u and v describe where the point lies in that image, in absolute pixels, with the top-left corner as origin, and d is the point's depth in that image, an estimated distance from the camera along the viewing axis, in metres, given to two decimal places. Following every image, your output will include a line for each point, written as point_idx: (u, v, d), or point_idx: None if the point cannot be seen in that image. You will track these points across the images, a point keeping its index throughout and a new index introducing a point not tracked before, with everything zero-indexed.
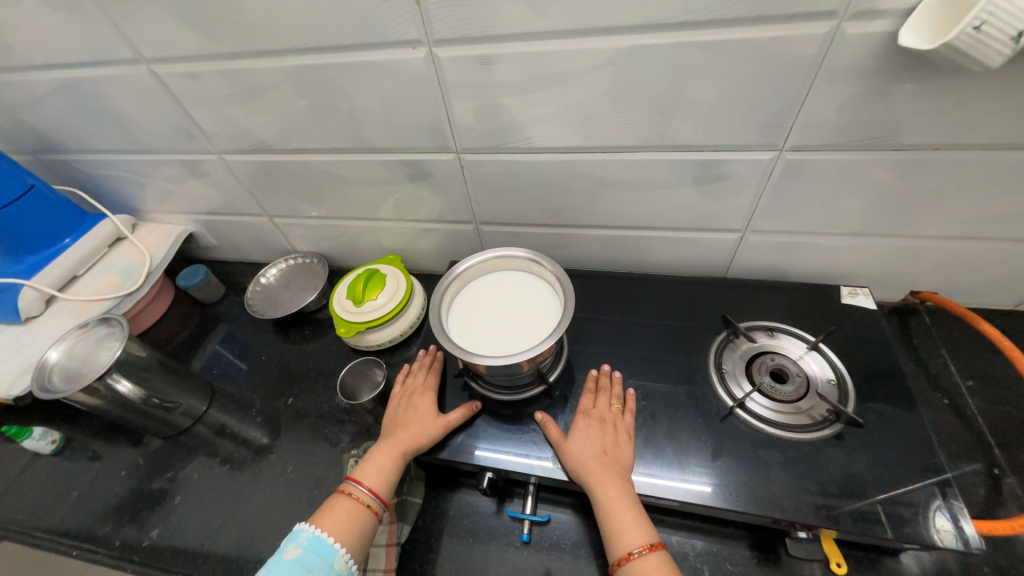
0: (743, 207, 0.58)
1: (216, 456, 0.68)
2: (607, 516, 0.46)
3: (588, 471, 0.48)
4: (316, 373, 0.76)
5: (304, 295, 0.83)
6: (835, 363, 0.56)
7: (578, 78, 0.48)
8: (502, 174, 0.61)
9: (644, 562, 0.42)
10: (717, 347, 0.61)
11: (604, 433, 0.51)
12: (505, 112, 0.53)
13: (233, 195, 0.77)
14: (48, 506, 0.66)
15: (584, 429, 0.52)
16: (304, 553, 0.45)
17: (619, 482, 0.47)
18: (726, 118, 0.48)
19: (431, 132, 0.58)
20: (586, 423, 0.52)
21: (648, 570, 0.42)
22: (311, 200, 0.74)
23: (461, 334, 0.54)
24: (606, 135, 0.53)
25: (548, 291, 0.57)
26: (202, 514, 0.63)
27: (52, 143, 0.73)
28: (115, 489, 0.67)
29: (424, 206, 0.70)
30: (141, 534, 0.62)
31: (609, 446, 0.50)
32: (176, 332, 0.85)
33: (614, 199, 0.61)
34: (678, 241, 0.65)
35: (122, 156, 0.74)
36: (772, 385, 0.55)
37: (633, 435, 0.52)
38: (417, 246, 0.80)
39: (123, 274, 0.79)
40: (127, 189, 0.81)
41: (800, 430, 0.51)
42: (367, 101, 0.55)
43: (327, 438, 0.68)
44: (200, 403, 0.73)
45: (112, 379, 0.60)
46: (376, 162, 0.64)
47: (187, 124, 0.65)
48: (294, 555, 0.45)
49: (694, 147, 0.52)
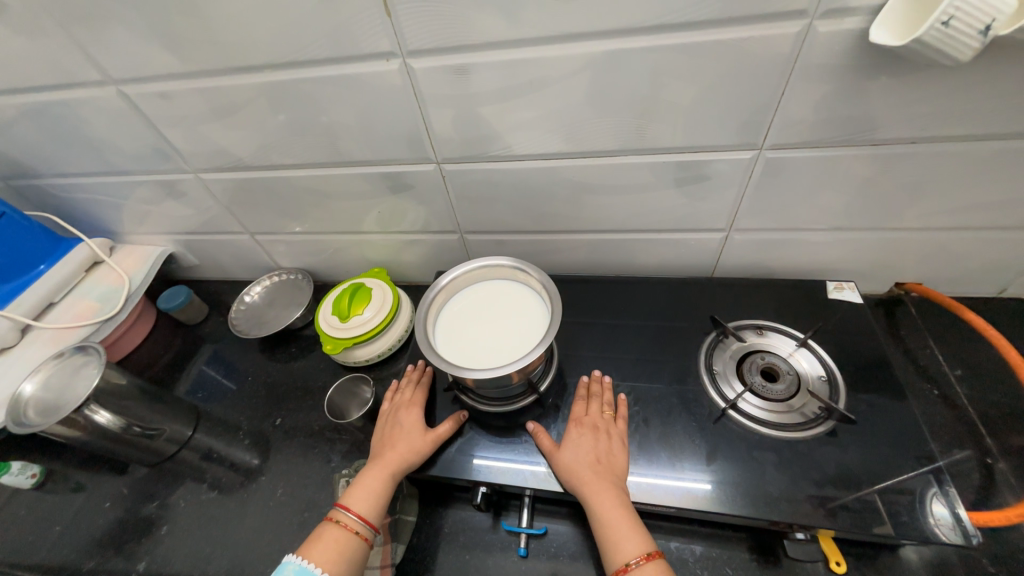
0: (726, 206, 0.58)
1: (203, 482, 0.67)
2: (603, 527, 0.45)
3: (583, 481, 0.47)
4: (304, 391, 0.75)
5: (289, 312, 0.81)
6: (825, 358, 0.56)
7: (556, 84, 0.47)
8: (484, 183, 0.61)
9: (642, 572, 0.42)
10: (707, 347, 0.60)
11: (597, 441, 0.50)
12: (484, 121, 0.53)
13: (212, 213, 0.76)
14: (29, 542, 0.64)
15: (577, 437, 0.51)
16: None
17: (614, 491, 0.46)
18: (705, 117, 0.48)
19: (410, 143, 0.57)
20: (578, 431, 0.51)
21: None
22: (292, 216, 0.73)
23: (449, 347, 0.53)
24: (587, 140, 0.52)
25: (535, 299, 0.57)
26: (190, 543, 0.61)
27: (23, 169, 0.72)
28: (99, 522, 0.64)
29: (407, 217, 0.69)
30: (127, 567, 0.60)
31: (602, 454, 0.49)
32: (159, 356, 0.83)
33: (598, 203, 0.60)
34: (663, 242, 0.65)
35: (96, 179, 0.72)
36: (763, 384, 0.54)
37: (626, 442, 0.52)
38: (403, 258, 0.79)
39: (101, 299, 0.78)
40: (102, 211, 0.79)
41: (792, 428, 0.51)
42: (343, 114, 0.54)
43: (317, 458, 0.66)
44: (185, 428, 0.71)
45: (90, 410, 0.59)
46: (356, 175, 0.63)
47: (161, 144, 0.64)
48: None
49: (674, 149, 0.52)
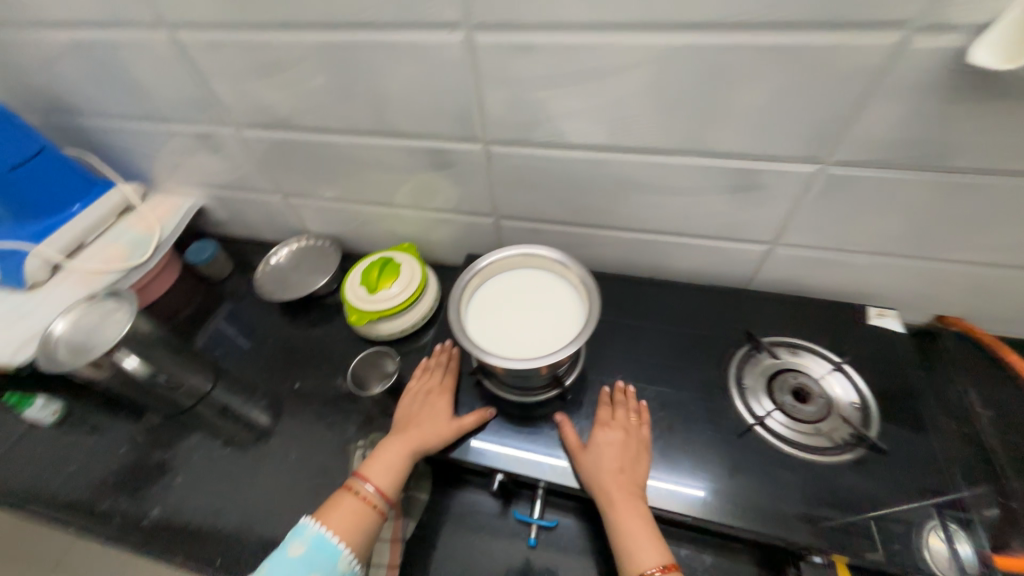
0: (777, 218, 0.56)
1: (219, 437, 0.67)
2: (624, 538, 0.45)
3: (607, 490, 0.47)
4: (322, 359, 0.74)
5: (313, 278, 0.81)
6: (861, 386, 0.54)
7: (620, 75, 0.46)
8: (529, 169, 0.59)
9: None
10: (737, 360, 0.58)
11: (624, 450, 0.50)
12: (539, 105, 0.51)
13: (247, 170, 0.75)
14: (48, 476, 0.65)
15: (605, 444, 0.50)
16: (308, 551, 0.44)
17: (636, 503, 0.47)
18: (772, 126, 0.46)
19: (459, 120, 0.55)
20: (607, 438, 0.51)
21: None
22: (327, 182, 0.72)
23: (479, 331, 0.53)
24: (643, 135, 0.51)
25: (570, 293, 0.56)
26: (204, 495, 0.62)
27: (65, 106, 0.71)
28: (115, 464, 0.66)
29: (444, 195, 0.68)
30: (141, 512, 0.61)
31: (627, 464, 0.49)
32: (181, 308, 0.84)
33: (644, 202, 0.59)
34: (704, 250, 0.63)
35: (135, 124, 0.71)
36: (794, 404, 0.53)
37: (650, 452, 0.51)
38: (434, 236, 0.78)
39: (130, 245, 0.77)
40: (137, 157, 0.79)
41: (819, 453, 0.50)
42: (395, 84, 0.53)
43: (332, 427, 0.66)
44: (204, 382, 0.71)
45: (120, 356, 0.60)
46: (399, 147, 0.62)
47: (206, 96, 0.63)
48: (299, 553, 0.44)
49: (734, 155, 0.50)
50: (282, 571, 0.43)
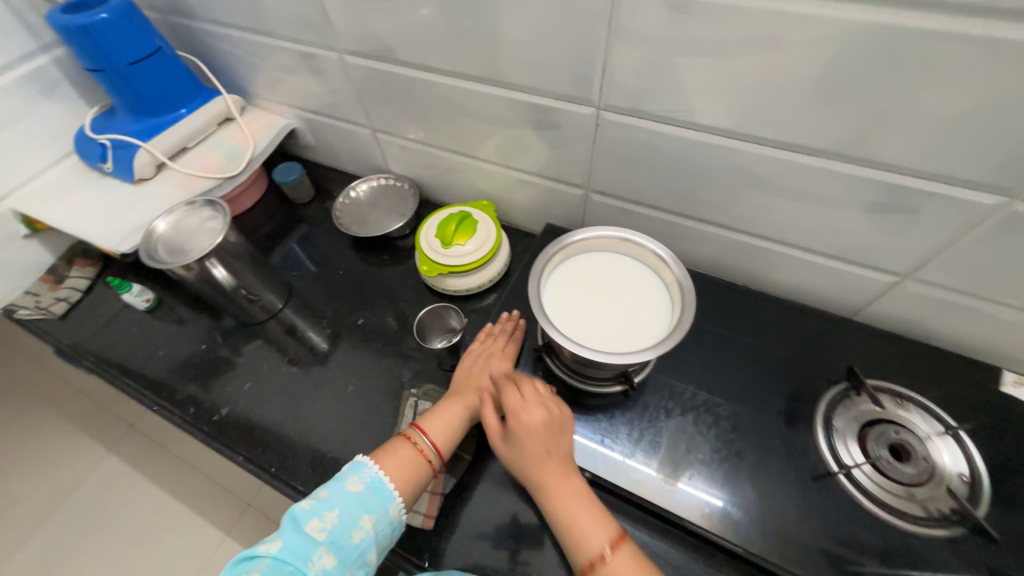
0: (924, 249, 0.48)
1: (285, 355, 0.71)
2: (566, 528, 0.44)
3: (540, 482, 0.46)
4: (387, 300, 0.75)
5: (389, 219, 0.81)
6: (974, 456, 0.47)
7: (787, 52, 0.39)
8: (641, 145, 0.54)
9: (613, 563, 0.42)
10: (829, 399, 0.53)
11: (546, 433, 0.47)
12: (674, 74, 0.45)
13: (343, 99, 0.74)
14: (138, 358, 0.72)
15: (524, 432, 0.47)
16: (366, 491, 0.46)
17: (571, 487, 0.46)
18: (963, 142, 0.38)
19: (578, 79, 0.50)
20: (514, 423, 0.48)
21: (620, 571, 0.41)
22: (420, 123, 0.70)
23: (556, 310, 0.50)
24: (790, 127, 0.44)
25: (659, 292, 0.52)
26: (267, 405, 0.66)
27: (184, 7, 0.72)
28: (194, 359, 0.71)
29: (538, 157, 0.64)
30: (213, 407, 0.66)
31: (553, 446, 0.47)
32: (263, 225, 0.87)
33: (764, 203, 0.52)
34: (816, 267, 0.56)
35: (245, 34, 0.71)
36: (890, 461, 0.47)
37: (568, 427, 0.49)
38: (515, 198, 0.74)
39: (226, 156, 0.80)
40: (241, 68, 0.79)
41: (907, 518, 0.45)
42: (517, 28, 0.48)
43: (389, 368, 0.68)
44: (278, 300, 0.74)
45: (211, 264, 0.63)
46: (503, 99, 0.58)
47: (318, 14, 0.61)
48: (357, 490, 0.46)
49: (897, 168, 0.42)
50: (340, 503, 0.45)
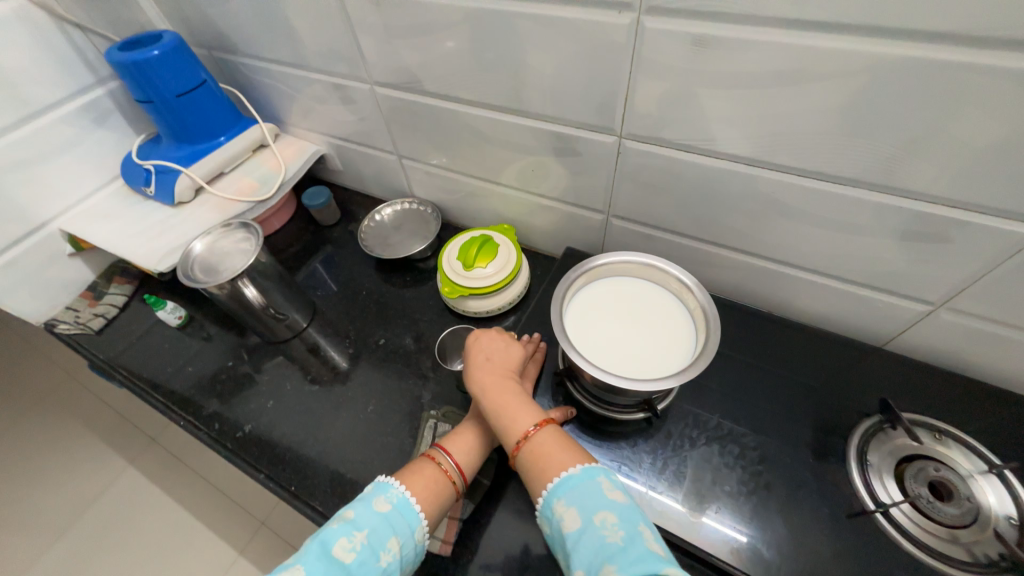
0: (958, 278, 0.46)
1: (307, 374, 0.72)
2: (498, 415, 0.49)
3: (480, 382, 0.51)
4: (408, 321, 0.76)
5: (412, 241, 0.83)
6: (1022, 497, 0.44)
7: (810, 83, 0.39)
8: (663, 172, 0.54)
9: (536, 436, 0.46)
10: (862, 432, 0.51)
11: (494, 345, 0.55)
12: (696, 105, 0.46)
13: (371, 126, 0.77)
14: (167, 373, 0.74)
15: (477, 344, 0.55)
16: (393, 511, 0.45)
17: (509, 383, 0.51)
18: (995, 171, 0.38)
19: (600, 109, 0.52)
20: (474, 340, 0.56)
21: (542, 442, 0.45)
22: (445, 150, 0.72)
23: (578, 335, 0.50)
24: (815, 155, 0.44)
25: (683, 319, 0.52)
26: (289, 423, 0.67)
27: (227, 43, 0.77)
28: (221, 376, 0.73)
29: (559, 183, 0.65)
30: (237, 424, 0.67)
31: (498, 354, 0.54)
32: (290, 245, 0.90)
33: (789, 230, 0.52)
34: (844, 295, 0.55)
35: (283, 68, 0.76)
36: (930, 500, 0.45)
37: (517, 343, 0.56)
38: (535, 222, 0.75)
39: (260, 180, 0.84)
40: (277, 99, 0.84)
41: (951, 563, 0.42)
42: (542, 61, 0.50)
43: (409, 389, 0.68)
44: (302, 319, 0.76)
45: (242, 283, 0.66)
46: (526, 127, 0.59)
47: (352, 50, 0.64)
48: (385, 510, 0.45)
49: (926, 197, 0.42)
50: (369, 523, 0.44)
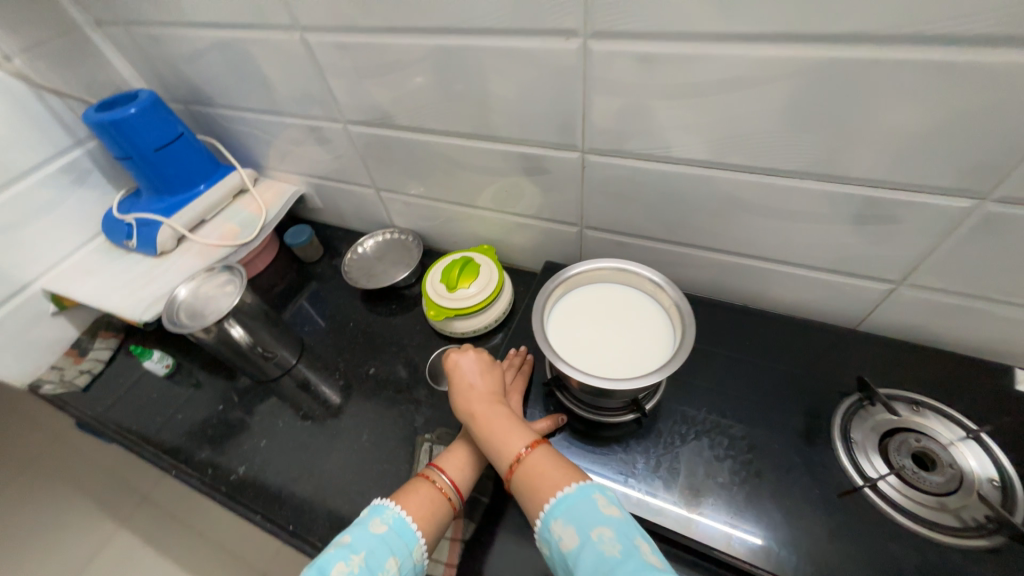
0: (910, 254, 0.49)
1: (299, 410, 0.72)
2: (490, 439, 0.49)
3: (468, 408, 0.52)
4: (397, 348, 0.77)
5: (396, 270, 0.84)
6: (1000, 459, 0.46)
7: (746, 89, 0.43)
8: (626, 181, 0.57)
9: (529, 456, 0.46)
10: (844, 411, 0.52)
11: (478, 371, 0.56)
12: (648, 116, 0.49)
13: (347, 163, 0.80)
14: (157, 423, 0.73)
15: (461, 370, 0.56)
16: (390, 532, 0.45)
17: (496, 406, 0.52)
18: (923, 153, 0.41)
19: (561, 127, 0.55)
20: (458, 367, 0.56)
21: (535, 462, 0.46)
22: (420, 179, 0.75)
23: (561, 343, 0.52)
24: (761, 153, 0.47)
25: (660, 317, 0.54)
26: (283, 461, 0.66)
27: (203, 96, 0.80)
28: (212, 420, 0.72)
29: (532, 201, 0.68)
30: (230, 468, 0.67)
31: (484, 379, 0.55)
32: (275, 285, 0.91)
33: (750, 224, 0.55)
34: (811, 281, 0.58)
35: (258, 115, 0.78)
36: (915, 471, 0.46)
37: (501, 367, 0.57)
38: (514, 240, 0.78)
39: (242, 224, 0.85)
40: (254, 144, 0.87)
41: (942, 531, 0.43)
42: (502, 89, 0.54)
43: (402, 415, 0.68)
44: (291, 356, 0.76)
45: (228, 324, 0.67)
46: (495, 151, 0.62)
47: (323, 92, 0.67)
48: (381, 531, 0.45)
49: (868, 181, 0.45)
50: (366, 545, 0.44)
